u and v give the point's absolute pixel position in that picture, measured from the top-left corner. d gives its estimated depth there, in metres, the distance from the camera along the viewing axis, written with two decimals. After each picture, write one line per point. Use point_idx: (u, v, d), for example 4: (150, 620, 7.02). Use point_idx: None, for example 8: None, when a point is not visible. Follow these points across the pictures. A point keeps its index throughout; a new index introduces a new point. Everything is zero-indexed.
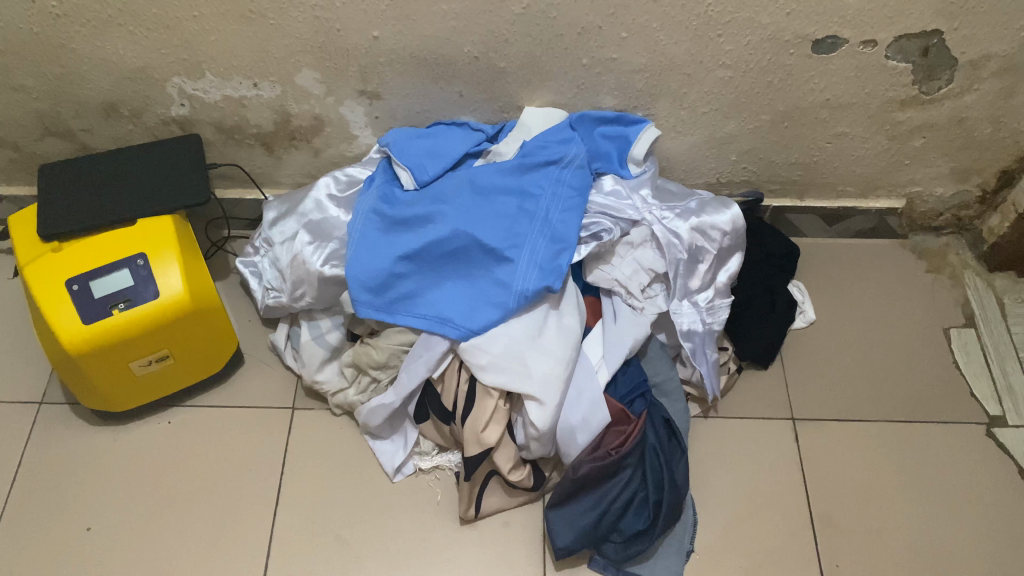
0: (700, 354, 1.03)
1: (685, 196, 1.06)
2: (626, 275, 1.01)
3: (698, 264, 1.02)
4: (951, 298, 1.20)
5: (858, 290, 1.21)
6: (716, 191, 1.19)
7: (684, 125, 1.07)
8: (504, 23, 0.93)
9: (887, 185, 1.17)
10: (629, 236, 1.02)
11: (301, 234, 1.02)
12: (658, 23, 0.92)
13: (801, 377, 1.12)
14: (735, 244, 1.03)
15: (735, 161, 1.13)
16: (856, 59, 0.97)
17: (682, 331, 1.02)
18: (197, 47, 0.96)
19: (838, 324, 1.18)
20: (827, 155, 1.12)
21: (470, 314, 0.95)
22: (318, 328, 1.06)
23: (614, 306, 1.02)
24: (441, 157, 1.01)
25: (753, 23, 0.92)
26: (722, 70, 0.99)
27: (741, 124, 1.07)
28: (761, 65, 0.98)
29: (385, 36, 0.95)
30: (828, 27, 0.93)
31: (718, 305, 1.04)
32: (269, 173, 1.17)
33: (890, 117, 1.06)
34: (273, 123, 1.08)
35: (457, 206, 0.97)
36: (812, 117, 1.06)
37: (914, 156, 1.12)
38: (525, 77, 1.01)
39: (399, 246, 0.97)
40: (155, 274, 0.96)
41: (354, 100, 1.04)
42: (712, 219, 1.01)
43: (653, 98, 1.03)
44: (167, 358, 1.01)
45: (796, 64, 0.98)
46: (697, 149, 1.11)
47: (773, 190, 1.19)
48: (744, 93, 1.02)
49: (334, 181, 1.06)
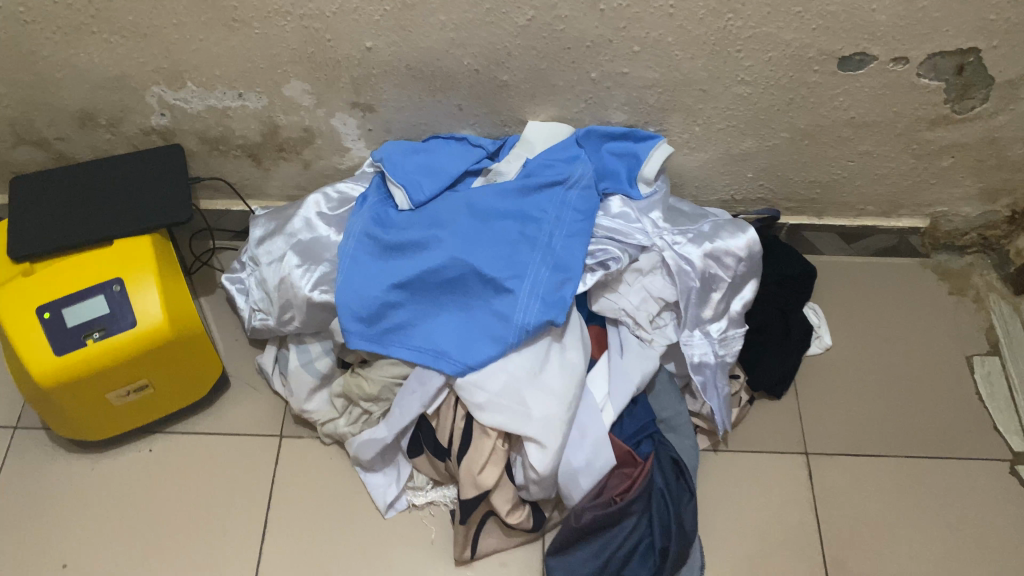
0: (710, 386, 0.98)
1: (698, 217, 1.01)
2: (635, 303, 0.96)
3: (711, 294, 0.96)
4: (974, 323, 1.14)
5: (879, 313, 1.14)
6: (730, 208, 1.12)
7: (697, 141, 1.00)
8: (507, 36, 0.87)
9: (911, 205, 1.10)
10: (638, 262, 0.96)
11: (289, 255, 0.97)
12: (673, 38, 0.87)
13: (816, 408, 1.07)
14: (748, 271, 0.98)
15: (752, 178, 1.06)
16: (885, 77, 0.92)
17: (693, 363, 0.97)
18: (177, 55, 0.90)
19: (857, 350, 1.11)
20: (850, 173, 1.05)
21: (467, 347, 0.89)
22: (307, 353, 1.00)
23: (620, 336, 0.96)
24: (438, 175, 0.95)
25: (776, 39, 0.87)
26: (740, 86, 0.93)
27: (758, 141, 1.00)
28: (782, 82, 0.92)
29: (379, 47, 0.89)
30: (856, 44, 0.88)
31: (731, 336, 0.98)
32: (256, 185, 1.09)
33: (917, 136, 0.99)
34: (260, 134, 1.00)
35: (453, 230, 0.91)
36: (834, 136, 0.99)
37: (941, 176, 1.05)
38: (529, 91, 0.94)
39: (391, 273, 0.91)
40: (133, 301, 0.90)
41: (346, 112, 0.97)
42: (725, 245, 0.97)
43: (666, 113, 0.97)
44: (146, 389, 0.95)
45: (820, 81, 0.92)
46: (711, 166, 1.04)
47: (791, 208, 1.11)
48: (763, 110, 0.96)
49: (324, 198, 1.00)
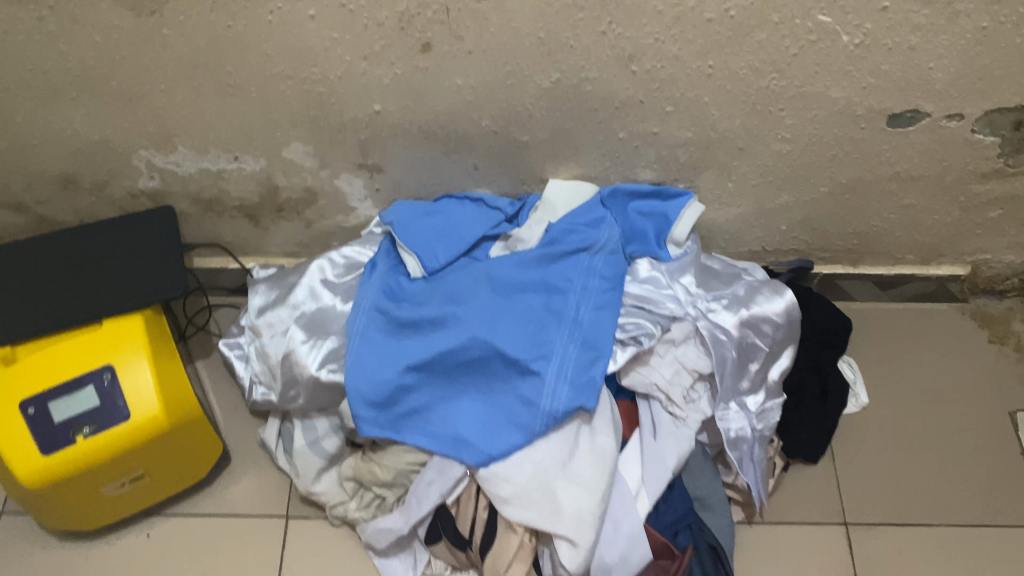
0: (746, 461, 0.92)
1: (731, 278, 0.94)
2: (668, 377, 0.89)
3: (748, 365, 0.90)
4: (1016, 375, 1.08)
5: (915, 367, 1.09)
6: (760, 259, 1.05)
7: (730, 197, 0.93)
8: (529, 97, 0.79)
9: (952, 254, 1.04)
10: (670, 333, 0.89)
11: (294, 330, 0.89)
12: (710, 97, 0.80)
13: (853, 474, 1.02)
14: (786, 337, 0.91)
15: (786, 231, 0.99)
16: (936, 133, 0.85)
17: (729, 439, 0.90)
18: (166, 120, 0.82)
19: (894, 410, 1.06)
20: (891, 225, 0.99)
21: (490, 435, 0.82)
22: (314, 431, 0.93)
23: (652, 412, 0.90)
24: (453, 242, 0.88)
25: (822, 97, 0.80)
26: (780, 143, 0.86)
27: (796, 196, 0.93)
28: (826, 139, 0.85)
29: (389, 110, 0.81)
30: (909, 101, 0.80)
31: (769, 407, 0.92)
32: (254, 243, 1.01)
33: (965, 190, 0.93)
34: (258, 196, 0.93)
35: (473, 306, 0.84)
36: (877, 190, 0.92)
37: (987, 226, 0.99)
38: (551, 151, 0.86)
39: (406, 353, 0.84)
40: (125, 390, 0.83)
41: (352, 173, 0.89)
42: (762, 311, 0.90)
43: (698, 171, 0.89)
44: (142, 478, 0.88)
45: (866, 138, 0.85)
46: (744, 220, 0.97)
47: (825, 258, 1.05)
48: (803, 166, 0.89)
49: (330, 264, 0.92)
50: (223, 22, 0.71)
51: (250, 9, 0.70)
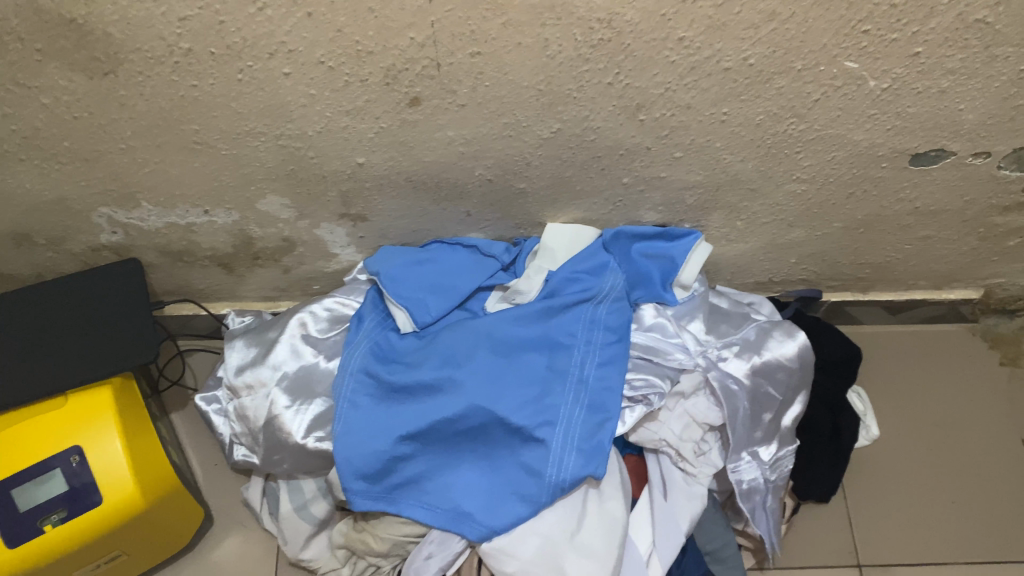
0: (759, 513, 0.88)
1: (740, 320, 0.89)
2: (678, 432, 0.83)
3: (762, 415, 0.85)
4: None
5: (926, 394, 1.05)
6: (766, 289, 1.00)
7: (738, 234, 0.88)
8: (527, 147, 0.73)
9: (966, 278, 1.00)
10: (679, 384, 0.84)
11: (276, 393, 0.83)
12: (723, 143, 0.73)
13: (865, 512, 0.98)
14: (799, 383, 0.87)
15: (795, 263, 0.94)
16: (960, 171, 0.79)
17: (742, 491, 0.86)
18: (128, 177, 0.74)
19: (905, 441, 1.03)
20: (905, 255, 0.94)
21: (493, 507, 0.77)
22: (301, 494, 0.88)
23: (661, 468, 0.85)
24: (446, 294, 0.82)
25: (843, 140, 0.74)
26: (795, 184, 0.80)
27: (808, 232, 0.88)
28: (843, 178, 0.79)
29: (373, 163, 0.74)
30: (935, 141, 0.75)
31: (782, 456, 0.88)
32: (229, 289, 0.94)
33: (985, 221, 0.88)
34: (232, 246, 0.86)
35: (470, 369, 0.78)
36: (893, 224, 0.87)
37: (1004, 254, 0.94)
38: (549, 196, 0.80)
39: (400, 420, 0.78)
40: (96, 473, 0.76)
41: (333, 222, 0.83)
42: (775, 357, 0.85)
43: (705, 211, 0.84)
44: (118, 557, 0.82)
45: (887, 177, 0.79)
46: (751, 255, 0.92)
47: (833, 286, 1.00)
48: (818, 204, 0.83)
49: (312, 317, 0.86)
50: (187, 82, 0.64)
51: (216, 67, 0.62)
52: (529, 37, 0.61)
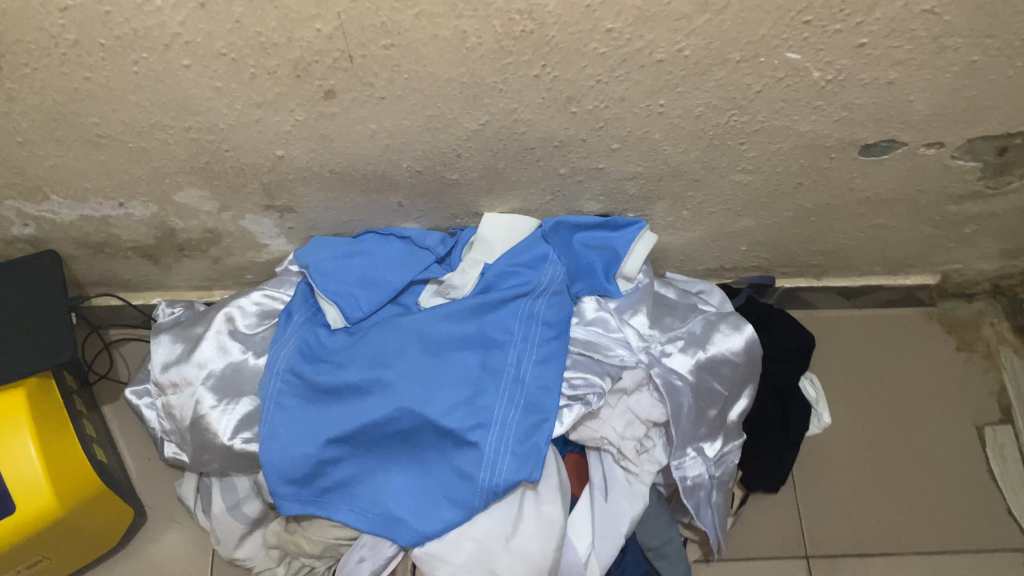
0: (704, 509, 0.86)
1: (687, 311, 0.86)
2: (619, 430, 0.80)
3: (707, 411, 0.83)
4: (984, 384, 1.04)
5: (880, 379, 1.04)
6: (717, 275, 0.97)
7: (685, 223, 0.84)
8: (455, 140, 0.69)
9: (922, 264, 0.98)
10: (621, 381, 0.81)
11: (202, 393, 0.79)
12: (662, 134, 0.69)
13: (815, 501, 0.97)
14: (745, 376, 0.84)
15: (746, 251, 0.91)
16: (912, 161, 0.76)
17: (686, 487, 0.84)
18: (32, 171, 0.70)
19: (857, 428, 1.01)
20: (859, 242, 0.91)
21: (424, 511, 0.75)
22: (234, 493, 0.85)
23: (603, 466, 0.82)
24: (379, 290, 0.79)
25: (788, 131, 0.70)
26: (740, 174, 0.76)
27: (757, 221, 0.85)
28: (791, 169, 0.76)
29: (292, 155, 0.70)
30: (884, 132, 0.72)
31: (728, 451, 0.86)
32: (158, 279, 0.90)
33: (940, 210, 0.85)
34: (154, 238, 0.82)
35: (400, 370, 0.74)
36: (845, 213, 0.84)
37: (960, 241, 0.92)
38: (483, 187, 0.76)
39: (328, 422, 0.75)
40: (7, 479, 0.73)
41: (258, 214, 0.79)
42: (720, 351, 0.83)
43: (649, 201, 0.80)
44: (41, 561, 0.79)
45: (835, 167, 0.76)
46: (700, 243, 0.89)
47: (787, 272, 0.97)
48: (766, 194, 0.80)
49: (239, 312, 0.83)
50: (79, 74, 0.59)
51: (109, 60, 0.58)
52: (444, 28, 0.56)
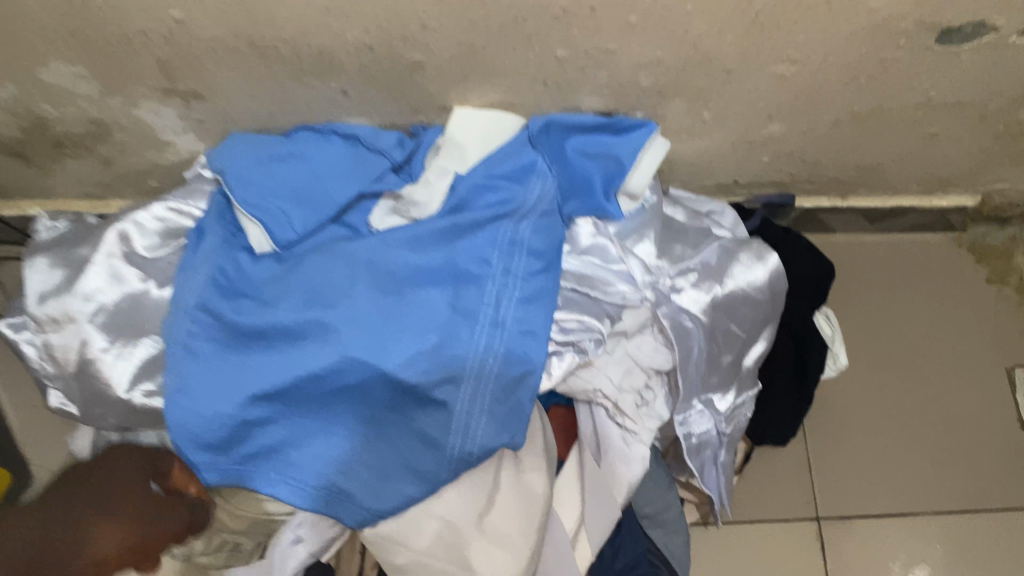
0: (709, 470, 0.73)
1: (699, 237, 0.70)
2: (617, 380, 0.66)
3: (720, 358, 0.68)
4: (1015, 322, 0.91)
5: (901, 315, 0.91)
6: (727, 192, 0.82)
7: (702, 127, 0.68)
8: (420, 4, 0.51)
9: (964, 183, 0.83)
10: (620, 323, 0.66)
11: (89, 333, 0.61)
12: (695, 5, 0.52)
13: (827, 454, 0.85)
14: (766, 317, 0.70)
15: (767, 163, 0.76)
16: (996, 54, 0.60)
17: (690, 446, 0.70)
18: None
19: (874, 370, 0.89)
20: (901, 156, 0.76)
21: (379, 485, 0.58)
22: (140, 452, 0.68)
23: (594, 423, 0.68)
24: (315, 205, 0.61)
25: (856, 8, 0.54)
26: (783, 64, 0.60)
27: (789, 126, 0.69)
28: (846, 60, 0.60)
29: (196, 19, 0.51)
30: (975, 13, 0.55)
31: (740, 404, 0.72)
32: (37, 183, 0.71)
33: (1008, 117, 0.70)
34: (21, 130, 0.63)
35: (345, 311, 0.58)
36: (895, 118, 0.69)
37: (1017, 156, 0.77)
38: (455, 73, 0.59)
39: (253, 374, 0.58)
40: None
41: (157, 101, 0.60)
42: (740, 287, 0.68)
43: (663, 97, 0.63)
44: None
45: (901, 59, 0.60)
46: (716, 152, 0.73)
47: (808, 189, 0.82)
48: (808, 92, 0.64)
49: (136, 230, 0.64)
50: None
51: None
52: None
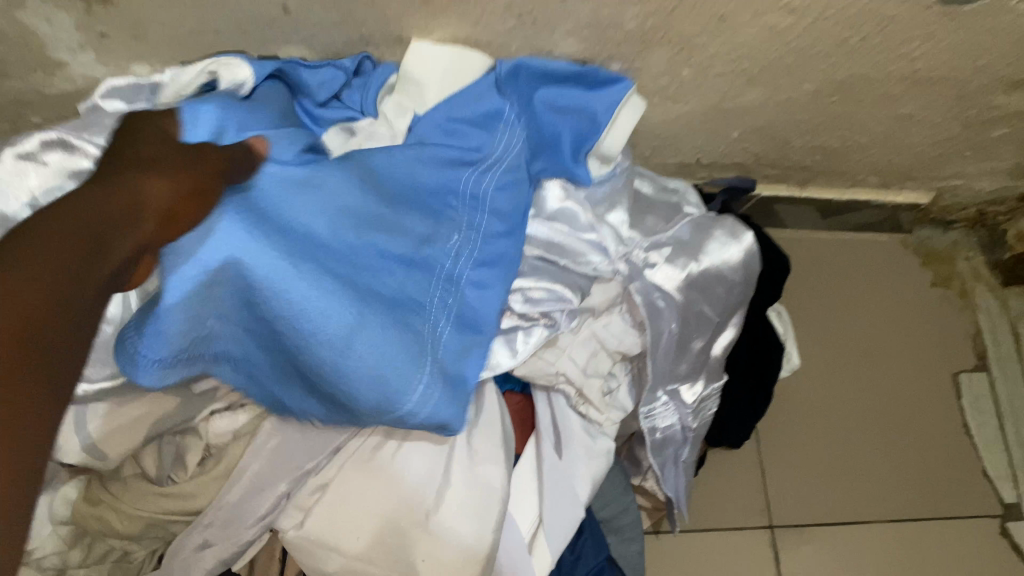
0: (669, 470, 0.65)
1: (669, 213, 0.65)
2: (582, 364, 0.58)
3: (690, 343, 0.62)
4: (959, 327, 0.90)
5: (851, 317, 0.87)
6: (686, 174, 0.76)
7: (680, 88, 0.61)
8: None
9: (921, 178, 0.81)
10: (589, 299, 0.59)
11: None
12: None
13: (779, 458, 0.80)
14: (739, 300, 0.64)
15: (735, 140, 0.70)
16: (994, 20, 0.57)
17: (654, 441, 0.63)
18: None
19: (826, 372, 0.85)
20: (872, 139, 0.72)
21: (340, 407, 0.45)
22: None
23: (554, 413, 0.60)
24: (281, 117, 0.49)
25: None
26: (778, 15, 0.54)
27: (768, 95, 0.64)
28: (845, 15, 0.55)
29: None
30: None
31: (706, 398, 0.66)
32: None
33: (984, 101, 0.67)
34: None
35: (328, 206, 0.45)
36: (877, 93, 0.65)
37: (978, 148, 0.75)
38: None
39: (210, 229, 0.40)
40: None
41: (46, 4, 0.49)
42: (714, 264, 0.62)
43: (647, 48, 0.57)
44: None
45: (902, 18, 0.56)
46: (686, 122, 0.67)
47: (769, 176, 0.78)
48: (799, 53, 0.58)
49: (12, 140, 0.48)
50: None
51: None
52: None
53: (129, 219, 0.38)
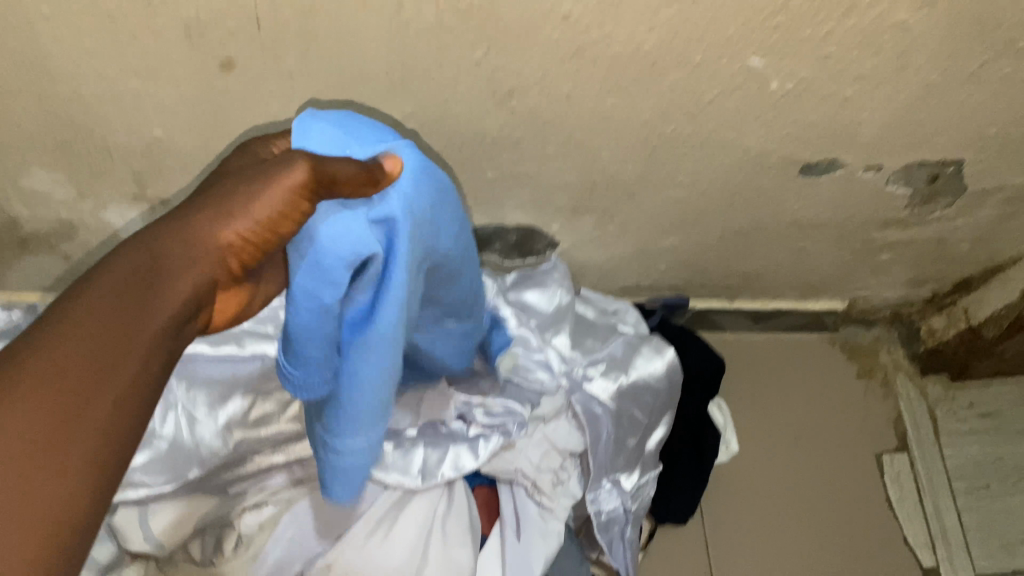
0: (618, 545, 0.77)
1: (606, 334, 0.82)
2: (536, 461, 0.73)
3: (626, 441, 0.77)
4: (884, 413, 1.03)
5: (784, 406, 1.02)
6: (632, 297, 0.92)
7: (609, 238, 0.78)
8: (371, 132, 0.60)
9: (832, 290, 0.96)
10: (540, 409, 0.74)
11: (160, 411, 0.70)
12: (599, 140, 0.63)
13: (722, 532, 0.94)
14: (664, 405, 0.79)
15: (665, 271, 0.86)
16: (848, 183, 0.73)
17: (601, 521, 0.76)
18: None
19: (762, 456, 0.99)
20: (779, 265, 0.88)
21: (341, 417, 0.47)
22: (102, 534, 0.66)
23: (514, 503, 0.74)
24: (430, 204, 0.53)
25: (732, 145, 0.65)
26: (674, 189, 0.71)
27: (683, 240, 0.80)
28: (725, 186, 0.71)
29: (174, 138, 0.59)
30: (827, 153, 0.67)
31: (643, 485, 0.80)
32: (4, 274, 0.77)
33: (863, 236, 0.83)
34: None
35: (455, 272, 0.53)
36: (772, 234, 0.81)
37: (873, 267, 0.90)
38: None
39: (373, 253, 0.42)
40: None
41: (127, 205, 0.67)
42: (641, 376, 0.78)
43: (577, 214, 0.74)
44: None
45: (772, 186, 0.72)
46: (622, 261, 0.83)
47: (701, 294, 0.94)
48: (698, 211, 0.75)
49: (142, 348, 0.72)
50: None
51: None
52: None
53: (196, 260, 0.37)
